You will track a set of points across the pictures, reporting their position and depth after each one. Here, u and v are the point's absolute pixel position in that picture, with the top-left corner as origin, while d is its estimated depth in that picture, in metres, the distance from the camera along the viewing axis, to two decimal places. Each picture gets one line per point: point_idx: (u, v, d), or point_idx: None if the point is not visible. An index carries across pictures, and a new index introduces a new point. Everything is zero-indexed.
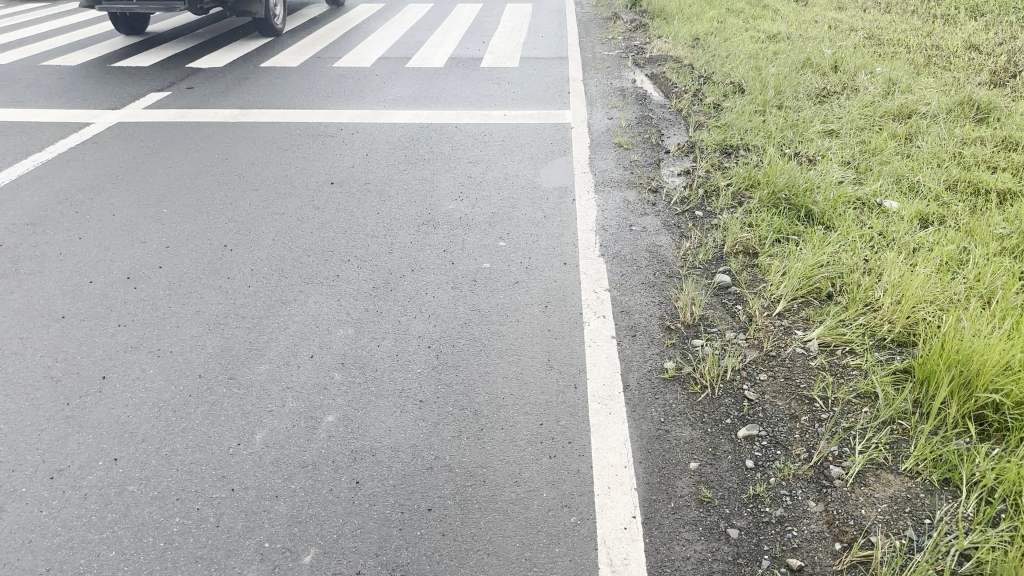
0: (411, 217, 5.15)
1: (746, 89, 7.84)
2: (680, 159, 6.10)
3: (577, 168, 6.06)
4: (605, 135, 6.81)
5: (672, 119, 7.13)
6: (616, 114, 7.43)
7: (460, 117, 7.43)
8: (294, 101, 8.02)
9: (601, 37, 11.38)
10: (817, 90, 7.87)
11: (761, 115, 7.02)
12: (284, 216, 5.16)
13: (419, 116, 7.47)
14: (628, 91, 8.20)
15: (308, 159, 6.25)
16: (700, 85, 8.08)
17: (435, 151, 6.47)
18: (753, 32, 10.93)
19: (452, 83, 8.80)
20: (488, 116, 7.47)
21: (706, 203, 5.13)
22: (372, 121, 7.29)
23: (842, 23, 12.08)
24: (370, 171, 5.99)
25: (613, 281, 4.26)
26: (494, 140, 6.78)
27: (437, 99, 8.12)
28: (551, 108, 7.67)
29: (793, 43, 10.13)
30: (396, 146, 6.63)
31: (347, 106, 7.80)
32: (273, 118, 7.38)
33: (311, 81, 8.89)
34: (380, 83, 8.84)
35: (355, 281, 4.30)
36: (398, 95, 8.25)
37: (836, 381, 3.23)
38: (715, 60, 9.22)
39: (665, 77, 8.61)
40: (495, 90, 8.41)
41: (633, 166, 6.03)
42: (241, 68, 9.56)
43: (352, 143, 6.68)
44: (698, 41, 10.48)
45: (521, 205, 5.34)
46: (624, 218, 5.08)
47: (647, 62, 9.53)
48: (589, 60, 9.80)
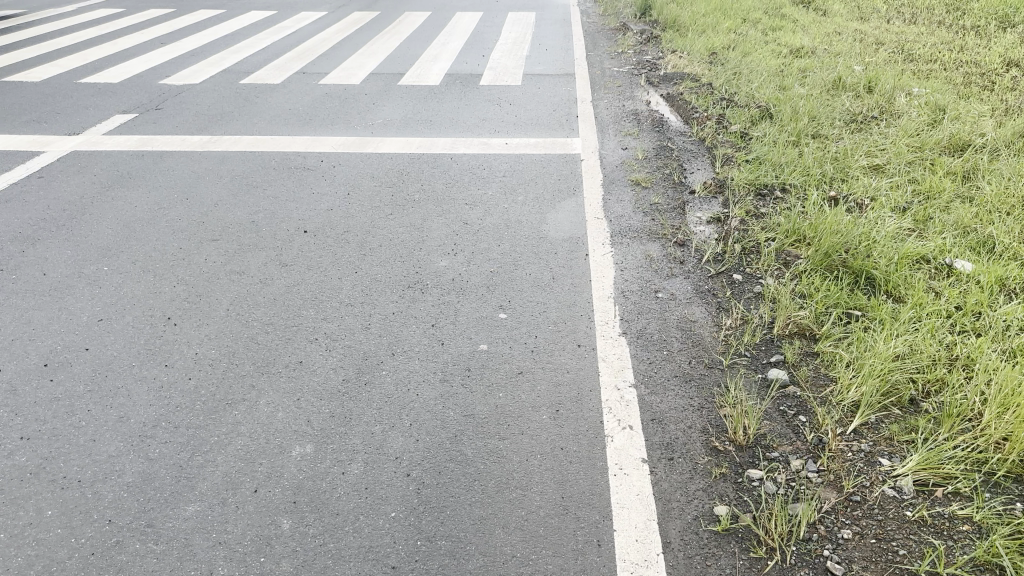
0: (394, 277, 4.36)
1: (775, 115, 7.06)
2: (707, 201, 5.31)
3: (590, 212, 5.25)
4: (619, 169, 6.02)
5: (694, 150, 6.34)
6: (631, 143, 6.64)
7: (456, 146, 6.67)
8: (272, 126, 7.22)
9: (610, 50, 10.59)
10: (853, 117, 7.09)
11: (795, 147, 6.23)
12: (245, 276, 4.37)
13: (410, 146, 6.67)
14: (643, 115, 7.41)
15: (281, 199, 5.47)
16: (723, 110, 7.28)
17: (426, 188, 5.68)
18: (775, 46, 10.14)
19: (448, 104, 8.01)
20: (488, 146, 6.67)
21: (744, 263, 4.34)
22: (357, 152, 6.50)
23: (867, 36, 11.29)
24: (351, 214, 5.20)
25: (639, 373, 3.46)
26: (494, 175, 5.98)
27: (431, 123, 7.32)
28: (557, 136, 6.90)
29: (819, 59, 9.34)
30: (382, 181, 5.83)
31: (329, 133, 6.99)
32: (246, 147, 6.57)
33: (294, 103, 8.10)
34: (368, 104, 8.03)
35: (321, 370, 3.50)
36: (388, 119, 7.45)
37: (947, 546, 2.44)
38: (736, 79, 8.44)
39: (683, 98, 7.83)
40: (495, 114, 7.61)
41: (655, 209, 5.23)
42: (218, 86, 8.76)
43: (333, 178, 5.89)
44: (716, 56, 9.70)
45: (524, 262, 4.55)
46: (648, 280, 4.28)
47: (662, 79, 8.74)
48: (598, 77, 9.00)
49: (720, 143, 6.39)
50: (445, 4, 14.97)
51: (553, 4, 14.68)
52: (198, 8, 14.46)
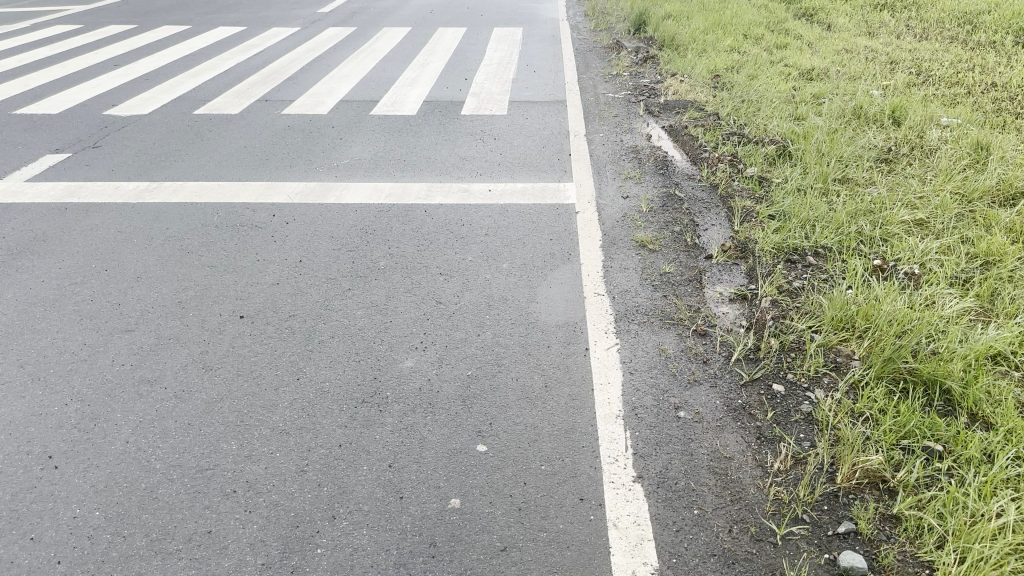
0: (346, 385, 3.47)
1: (794, 154, 6.22)
2: (727, 269, 4.45)
3: (589, 285, 4.38)
4: (620, 225, 5.16)
5: (707, 199, 5.47)
6: (632, 189, 5.78)
7: (431, 194, 5.79)
8: (222, 169, 6.34)
9: (603, 71, 9.76)
10: (883, 156, 6.26)
11: (823, 197, 5.39)
12: (158, 390, 3.48)
13: (378, 194, 5.79)
14: (644, 154, 6.54)
15: (219, 270, 4.58)
16: (736, 147, 6.42)
17: (394, 251, 4.80)
18: (782, 68, 9.32)
19: (425, 138, 7.14)
20: (469, 195, 5.78)
21: (785, 366, 3.48)
22: (317, 203, 5.61)
23: (880, 53, 10.51)
24: (301, 290, 4.32)
25: (665, 547, 2.58)
26: (475, 233, 5.10)
27: (403, 163, 6.45)
28: (548, 180, 6.03)
29: (832, 85, 8.51)
30: (343, 242, 4.95)
31: (286, 177, 6.10)
32: (187, 199, 5.68)
33: (251, 138, 7.22)
34: (334, 138, 7.14)
35: (236, 545, 2.62)
36: (355, 158, 6.57)
37: None
38: (744, 109, 7.60)
39: (688, 131, 6.99)
40: (477, 152, 6.72)
41: (667, 281, 4.36)
42: (168, 118, 7.86)
43: (284, 238, 5.01)
44: (720, 79, 8.88)
45: (510, 360, 3.66)
46: (665, 389, 3.40)
47: (662, 107, 7.91)
48: (591, 106, 8.14)
49: (737, 191, 5.53)
50: (426, 19, 14.09)
51: (540, 19, 13.83)
52: (161, 25, 13.53)
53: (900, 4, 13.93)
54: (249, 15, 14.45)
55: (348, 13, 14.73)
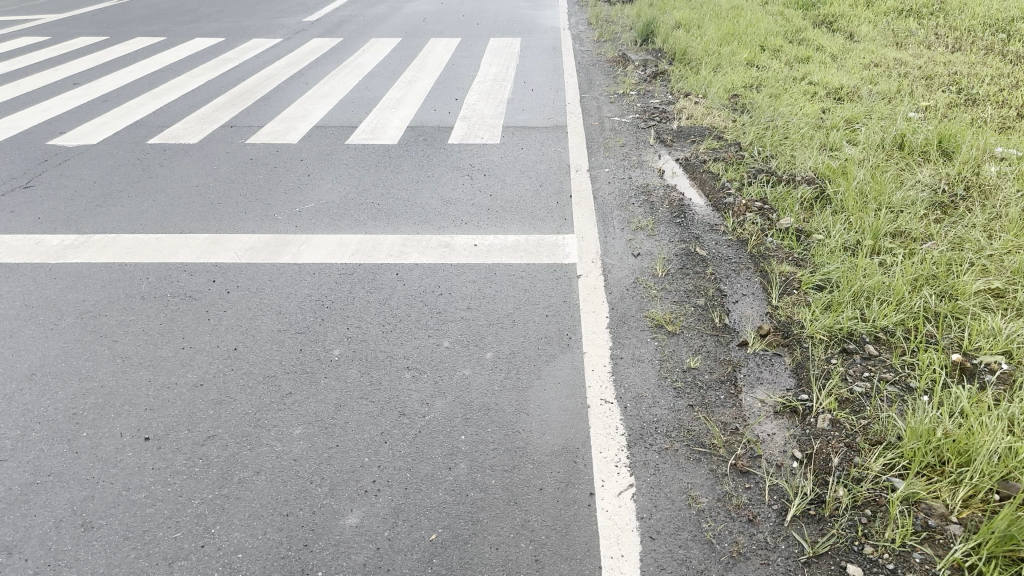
0: (265, 560, 2.57)
1: (834, 198, 5.33)
2: (768, 366, 3.55)
3: (594, 386, 3.46)
4: (632, 295, 4.26)
5: (734, 258, 4.57)
6: (645, 244, 4.89)
7: (406, 250, 4.90)
8: (166, 216, 5.45)
9: (609, 89, 8.87)
10: (936, 203, 5.37)
11: (875, 258, 4.50)
12: (14, 566, 2.59)
13: (342, 251, 4.88)
14: (656, 197, 5.64)
15: (133, 364, 3.68)
16: (765, 187, 5.51)
17: (353, 334, 3.89)
18: (807, 87, 8.41)
19: (405, 175, 6.25)
20: (450, 251, 4.87)
21: (860, 533, 2.58)
22: (269, 262, 4.71)
23: (911, 68, 9.61)
24: (227, 397, 3.41)
25: None
26: (454, 306, 4.19)
27: (377, 207, 5.55)
28: (545, 232, 5.13)
29: (865, 108, 7.60)
30: (292, 319, 4.04)
31: (238, 228, 5.22)
32: (116, 258, 4.79)
33: (207, 173, 6.33)
34: (302, 174, 6.24)
35: None
36: (322, 200, 5.66)
37: None
38: (769, 139, 6.69)
39: (707, 166, 6.09)
40: (464, 194, 5.81)
41: (692, 382, 3.45)
42: (118, 148, 6.97)
43: (221, 315, 4.12)
44: (739, 100, 7.99)
45: (489, 511, 2.75)
46: (700, 567, 2.49)
47: (676, 135, 7.02)
48: (594, 133, 7.23)
49: (770, 248, 4.63)
50: (418, 29, 13.18)
51: (540, 29, 12.92)
52: (134, 36, 12.63)
53: (927, 10, 13.00)
54: (229, 26, 13.55)
55: (335, 23, 13.82)
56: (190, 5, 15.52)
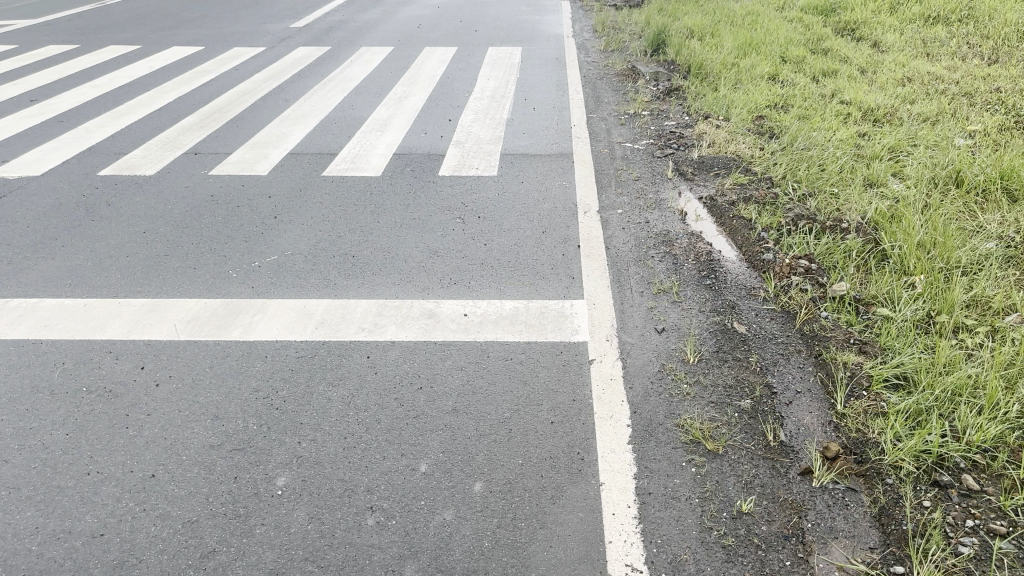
0: None
1: (892, 255, 4.51)
2: (841, 511, 2.72)
3: (617, 542, 2.62)
4: (659, 389, 3.43)
5: (781, 339, 3.74)
6: (671, 314, 4.05)
7: (381, 319, 4.07)
8: (102, 272, 4.63)
9: (619, 108, 8.04)
10: (1013, 260, 4.54)
11: (956, 339, 3.68)
12: None
13: (304, 322, 4.03)
14: (678, 250, 4.80)
15: (18, 502, 2.87)
16: (809, 239, 4.68)
17: (305, 451, 3.06)
18: (840, 108, 7.58)
19: (387, 216, 5.43)
20: (434, 322, 4.02)
21: None
22: (214, 341, 3.88)
23: (948, 83, 8.80)
24: (130, 560, 2.60)
25: None
26: (437, 404, 3.34)
27: (350, 259, 4.73)
28: (549, 297, 4.30)
29: (909, 135, 6.77)
30: (231, 430, 3.22)
31: (183, 290, 4.40)
32: (30, 334, 3.97)
33: (158, 214, 5.50)
34: (268, 215, 5.41)
35: None
36: (287, 251, 4.83)
37: None
38: (805, 176, 5.86)
39: (736, 209, 5.26)
40: (454, 244, 4.97)
41: (746, 537, 2.62)
42: (64, 180, 6.14)
43: (143, 420, 3.31)
44: (764, 123, 7.18)
45: None
46: None
47: (697, 166, 6.20)
48: (604, 163, 6.41)
49: (825, 326, 3.80)
50: (411, 36, 12.34)
51: (542, 37, 12.09)
52: (106, 44, 11.78)
53: (955, 16, 12.21)
54: (210, 33, 12.71)
55: (324, 29, 12.98)
56: (171, 11, 14.69)
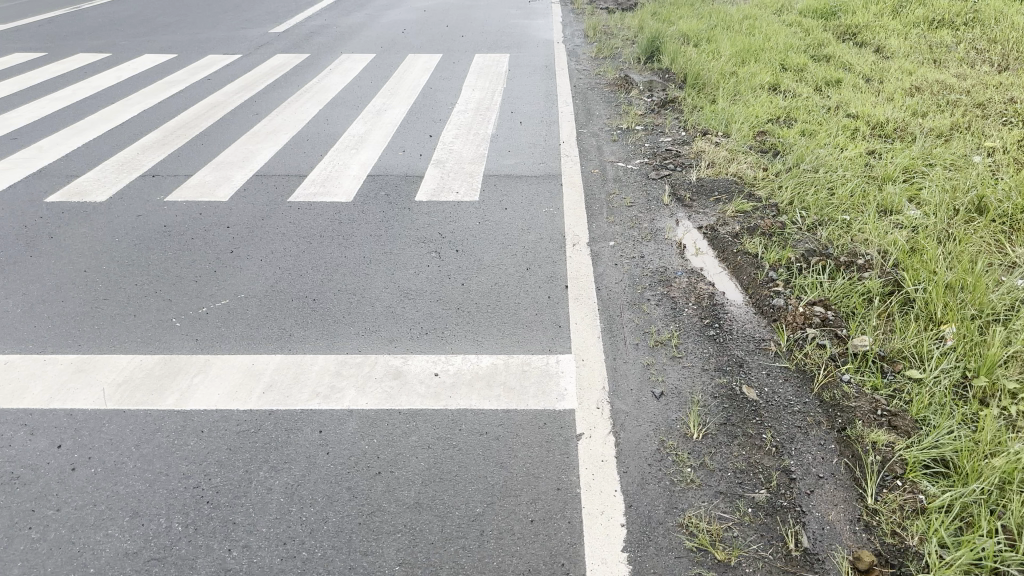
0: None
1: (917, 300, 4.03)
2: None
3: None
4: (658, 473, 2.94)
5: (798, 411, 3.26)
6: (671, 373, 3.56)
7: (339, 378, 3.57)
8: (30, 321, 4.13)
9: (611, 122, 7.57)
10: None
11: (999, 409, 3.20)
12: None
13: (251, 385, 3.53)
14: (677, 291, 4.30)
15: None
16: (824, 280, 4.20)
17: (235, 564, 2.56)
18: (847, 124, 7.11)
19: (354, 249, 4.93)
20: (399, 382, 3.51)
21: None
22: (145, 410, 3.37)
23: (959, 92, 8.36)
24: None
25: None
26: (396, 496, 2.84)
27: (310, 302, 4.24)
28: (532, 350, 3.79)
29: (922, 154, 6.31)
30: (150, 533, 2.71)
31: (118, 344, 3.89)
32: None
33: (103, 248, 5.00)
34: (224, 249, 4.91)
35: None
36: (240, 294, 4.33)
37: None
38: (814, 203, 5.39)
39: (740, 242, 4.78)
40: (428, 283, 4.47)
41: None
42: (5, 208, 5.63)
43: (48, 519, 2.80)
44: (767, 140, 6.71)
45: None
46: None
47: (696, 189, 5.73)
48: (595, 187, 5.93)
49: (848, 394, 3.32)
50: (395, 42, 11.85)
51: (531, 42, 11.60)
52: (75, 52, 11.25)
53: (960, 19, 11.79)
54: (185, 40, 12.18)
55: (304, 35, 12.47)
56: (147, 16, 14.17)
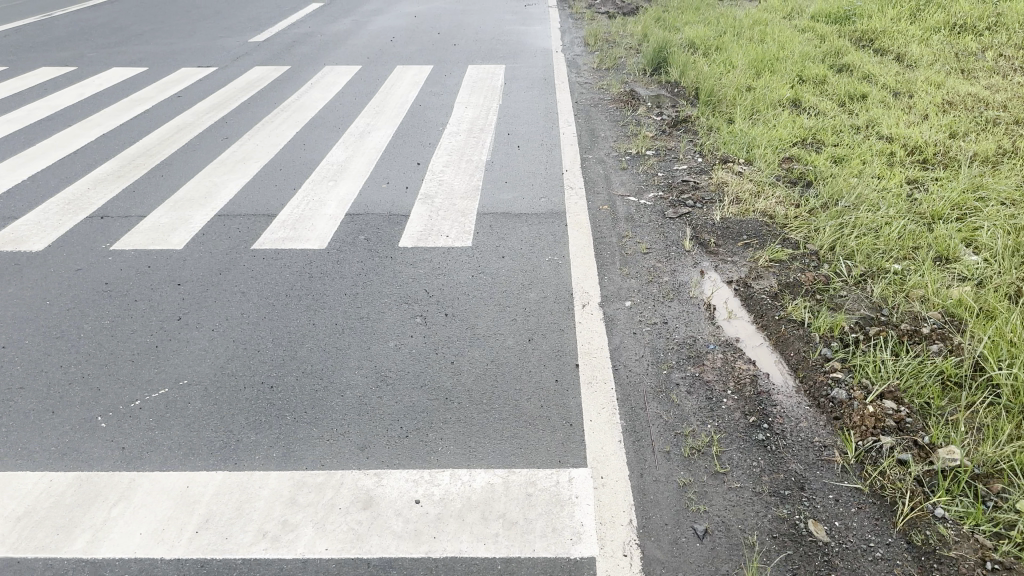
0: None
1: (1008, 388, 3.30)
2: None
3: None
4: None
5: (882, 561, 2.53)
6: (715, 496, 2.82)
7: (295, 506, 2.84)
8: None
9: (619, 147, 6.84)
10: None
11: None
12: None
13: (182, 519, 2.81)
14: (711, 371, 3.56)
15: None
16: (889, 362, 3.47)
17: None
18: (882, 148, 6.39)
19: (324, 312, 4.20)
20: (368, 513, 2.79)
21: None
22: (44, 559, 2.65)
23: (997, 108, 7.64)
24: None
25: None
26: None
27: (267, 392, 3.51)
28: (539, 460, 3.05)
29: (972, 186, 5.59)
30: None
31: (25, 459, 3.16)
32: None
33: (30, 314, 4.27)
34: (171, 318, 4.19)
35: None
36: (182, 382, 3.62)
37: None
38: (859, 252, 4.67)
39: (781, 305, 4.05)
40: (410, 358, 3.74)
41: None
42: None
43: None
44: (795, 169, 5.99)
45: None
46: None
47: (721, 231, 5.00)
48: (605, 229, 5.20)
49: (944, 538, 2.59)
50: (382, 52, 11.11)
51: (528, 52, 10.88)
52: (38, 66, 10.50)
53: (983, 23, 11.10)
54: (158, 51, 11.44)
55: (286, 44, 11.73)
56: (121, 24, 13.42)
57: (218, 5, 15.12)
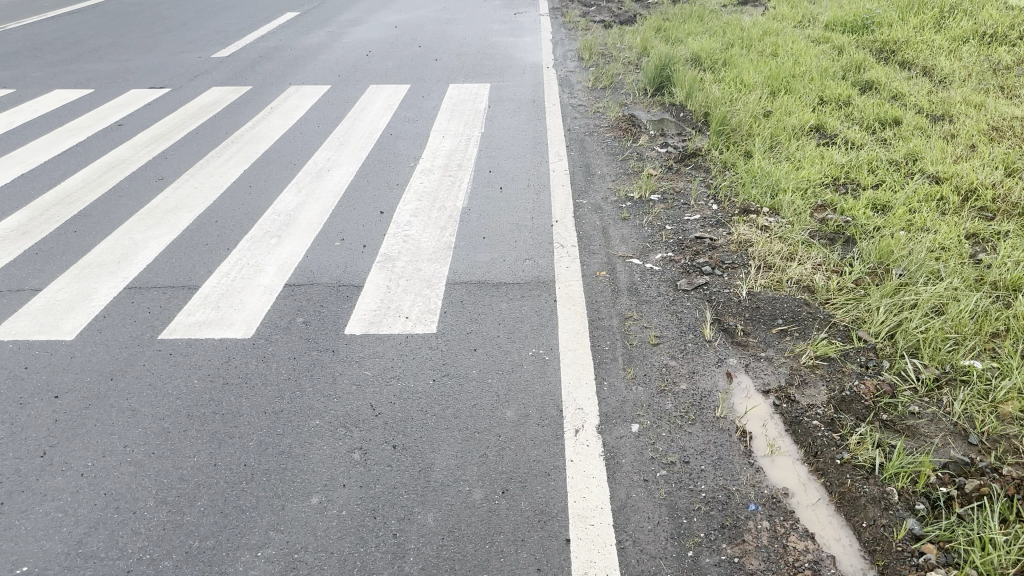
0: None
1: None
2: None
3: None
4: None
5: None
6: None
7: None
8: None
9: (618, 189, 5.84)
10: None
11: None
12: None
13: None
14: (756, 551, 2.56)
15: None
16: (1006, 548, 2.48)
17: None
18: (929, 192, 5.41)
19: (234, 441, 3.19)
20: None
21: None
22: None
23: None
24: None
25: None
26: None
27: None
28: None
29: None
30: None
31: None
32: None
33: None
34: (31, 455, 3.17)
35: None
36: (20, 571, 2.61)
37: None
38: (927, 345, 3.69)
39: (840, 437, 3.06)
40: (336, 526, 2.73)
41: None
42: None
43: None
44: (830, 222, 5.00)
45: None
46: None
47: (750, 311, 4.00)
48: (602, 306, 4.19)
49: None
50: (356, 69, 10.11)
51: (517, 68, 9.89)
52: None
53: (1015, 32, 10.15)
54: (110, 68, 10.41)
55: (251, 61, 10.72)
56: (77, 38, 12.38)
57: (186, 17, 14.11)
